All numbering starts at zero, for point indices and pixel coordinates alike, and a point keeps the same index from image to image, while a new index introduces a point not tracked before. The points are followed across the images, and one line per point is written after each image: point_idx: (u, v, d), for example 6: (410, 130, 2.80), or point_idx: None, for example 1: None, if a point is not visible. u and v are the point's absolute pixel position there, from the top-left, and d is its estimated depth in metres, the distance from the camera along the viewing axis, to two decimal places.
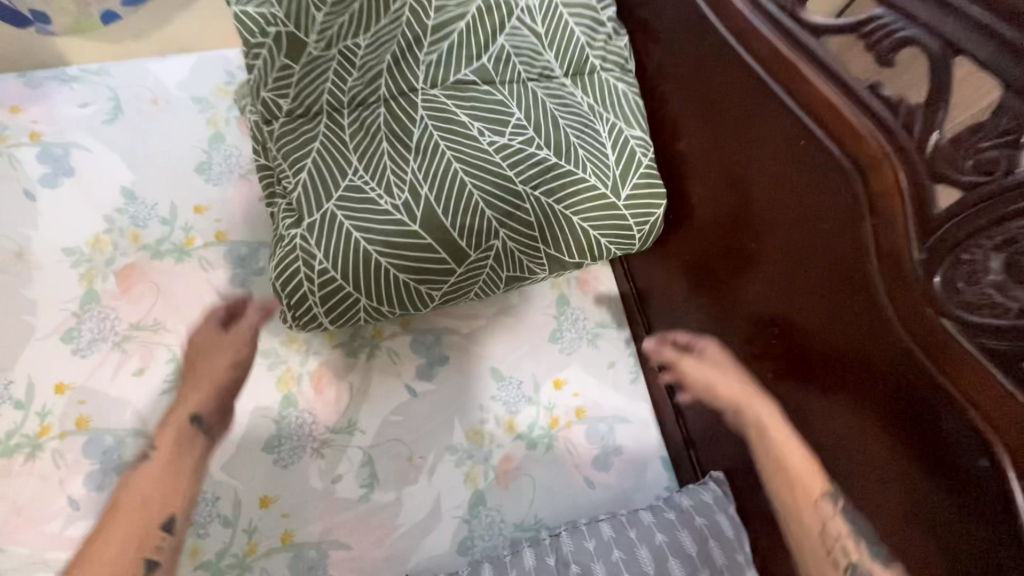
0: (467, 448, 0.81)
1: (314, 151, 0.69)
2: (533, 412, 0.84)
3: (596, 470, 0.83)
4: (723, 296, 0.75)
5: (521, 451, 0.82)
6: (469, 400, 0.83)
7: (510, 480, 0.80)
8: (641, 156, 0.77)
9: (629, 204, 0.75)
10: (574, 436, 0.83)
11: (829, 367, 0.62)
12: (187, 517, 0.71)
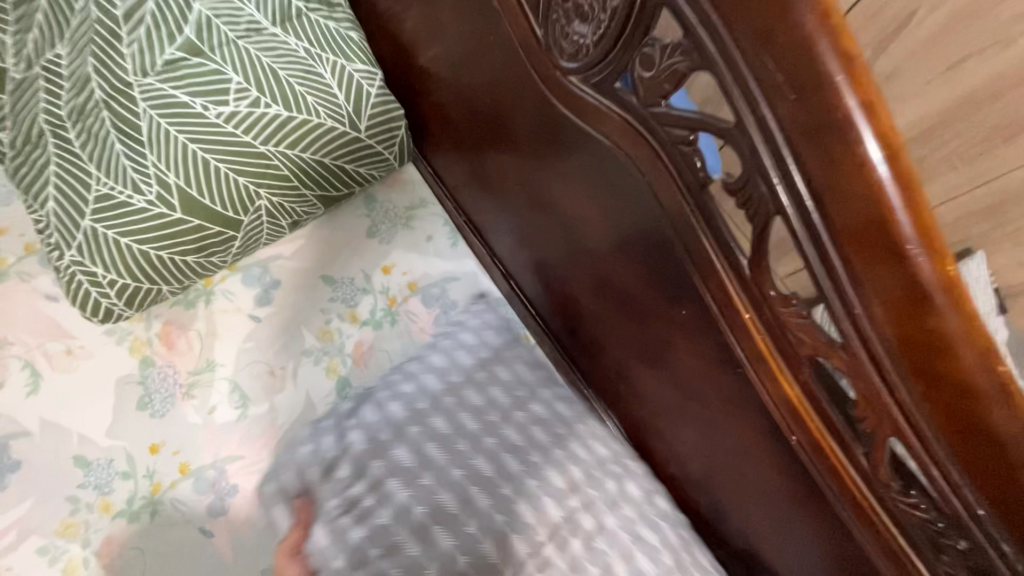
0: (321, 347, 0.90)
1: (52, 179, 0.74)
2: (371, 300, 0.93)
3: (441, 326, 0.93)
4: (469, 137, 0.83)
5: (370, 334, 0.92)
6: (310, 309, 0.92)
7: (366, 360, 0.90)
8: (369, 88, 0.85)
9: (369, 133, 0.86)
10: (413, 308, 0.94)
11: (537, 150, 0.71)
12: (89, 484, 0.81)
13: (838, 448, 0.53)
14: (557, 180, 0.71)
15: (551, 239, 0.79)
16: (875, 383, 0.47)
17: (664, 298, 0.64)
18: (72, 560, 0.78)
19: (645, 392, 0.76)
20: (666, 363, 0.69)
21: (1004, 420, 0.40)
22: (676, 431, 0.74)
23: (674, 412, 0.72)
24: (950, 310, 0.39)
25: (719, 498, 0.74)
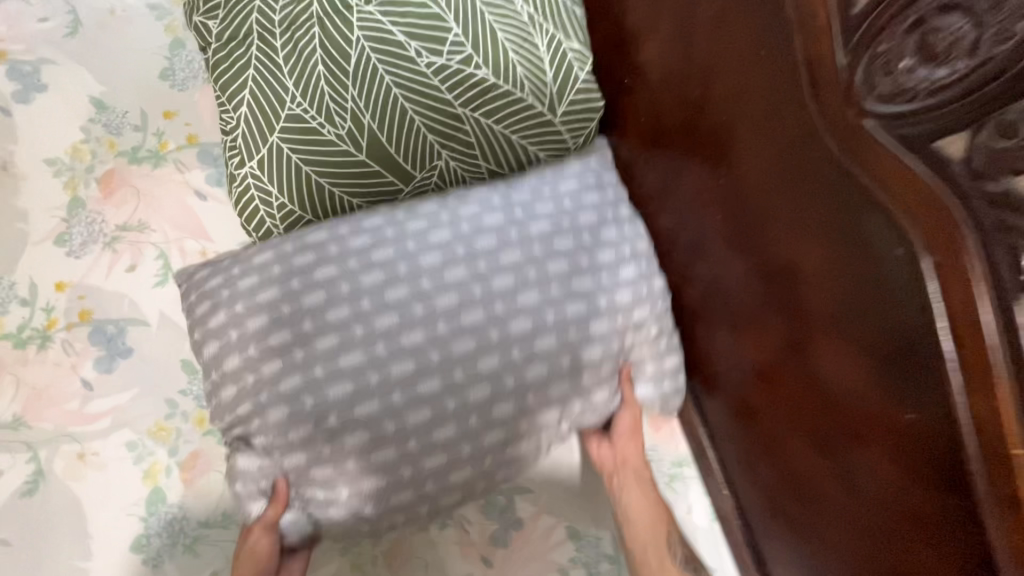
0: None
1: (249, 84, 0.70)
2: None
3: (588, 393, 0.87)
4: (671, 152, 0.76)
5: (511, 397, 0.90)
6: None
7: None
8: (578, 71, 0.78)
9: (565, 119, 0.79)
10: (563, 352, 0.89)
11: (764, 191, 0.63)
12: (190, 391, 0.79)
13: None
14: (777, 228, 0.63)
15: (736, 286, 0.71)
16: None
17: (881, 394, 0.55)
18: (155, 463, 0.75)
19: (801, 481, 0.67)
20: (850, 461, 0.60)
21: None
22: (827, 536, 0.65)
23: (834, 515, 0.64)
24: None
25: None
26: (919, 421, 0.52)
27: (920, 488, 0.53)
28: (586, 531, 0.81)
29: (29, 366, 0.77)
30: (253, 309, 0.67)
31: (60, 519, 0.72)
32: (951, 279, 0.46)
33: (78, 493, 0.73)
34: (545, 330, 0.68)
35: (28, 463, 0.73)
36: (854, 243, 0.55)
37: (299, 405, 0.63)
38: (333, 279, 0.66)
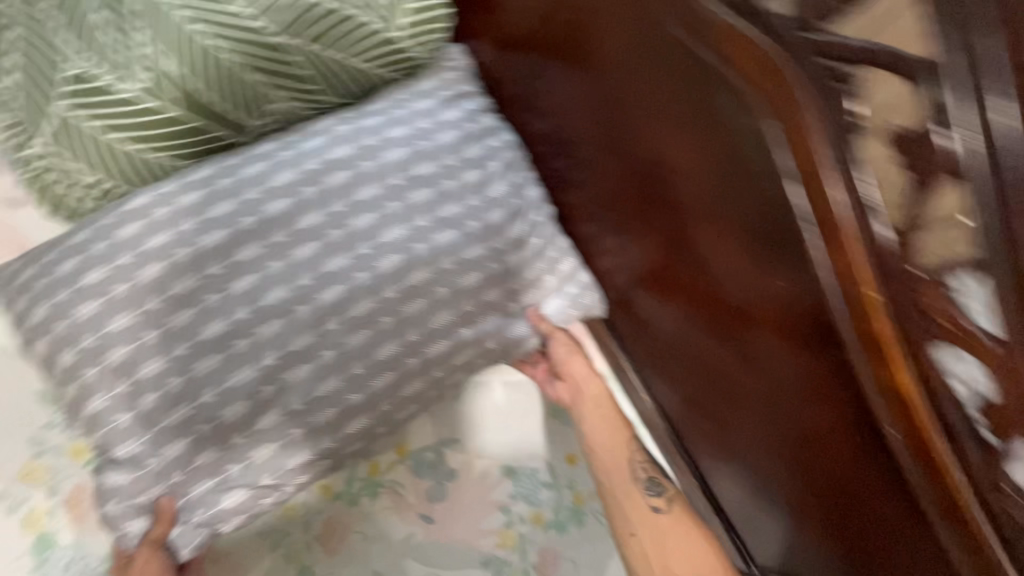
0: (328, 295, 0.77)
1: (22, 51, 0.65)
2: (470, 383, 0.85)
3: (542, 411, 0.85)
4: (540, 59, 0.72)
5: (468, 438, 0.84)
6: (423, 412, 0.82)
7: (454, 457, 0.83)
8: None
9: (408, 32, 0.74)
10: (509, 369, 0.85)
11: (626, 83, 0.61)
12: (59, 423, 0.70)
13: (961, 476, 0.45)
14: (644, 119, 0.61)
15: (618, 190, 0.70)
16: None
17: (755, 263, 0.57)
18: (36, 508, 0.67)
19: (704, 367, 0.70)
20: (739, 334, 0.62)
21: None
22: (736, 413, 0.68)
23: (738, 391, 0.66)
24: None
25: (768, 489, 0.69)
26: (790, 283, 0.54)
27: (802, 344, 0.55)
28: (521, 467, 0.81)
29: None
30: (111, 327, 0.62)
31: None
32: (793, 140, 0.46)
33: None
34: (417, 263, 0.66)
35: None
36: (709, 121, 0.54)
37: (170, 385, 0.61)
38: (196, 293, 0.62)
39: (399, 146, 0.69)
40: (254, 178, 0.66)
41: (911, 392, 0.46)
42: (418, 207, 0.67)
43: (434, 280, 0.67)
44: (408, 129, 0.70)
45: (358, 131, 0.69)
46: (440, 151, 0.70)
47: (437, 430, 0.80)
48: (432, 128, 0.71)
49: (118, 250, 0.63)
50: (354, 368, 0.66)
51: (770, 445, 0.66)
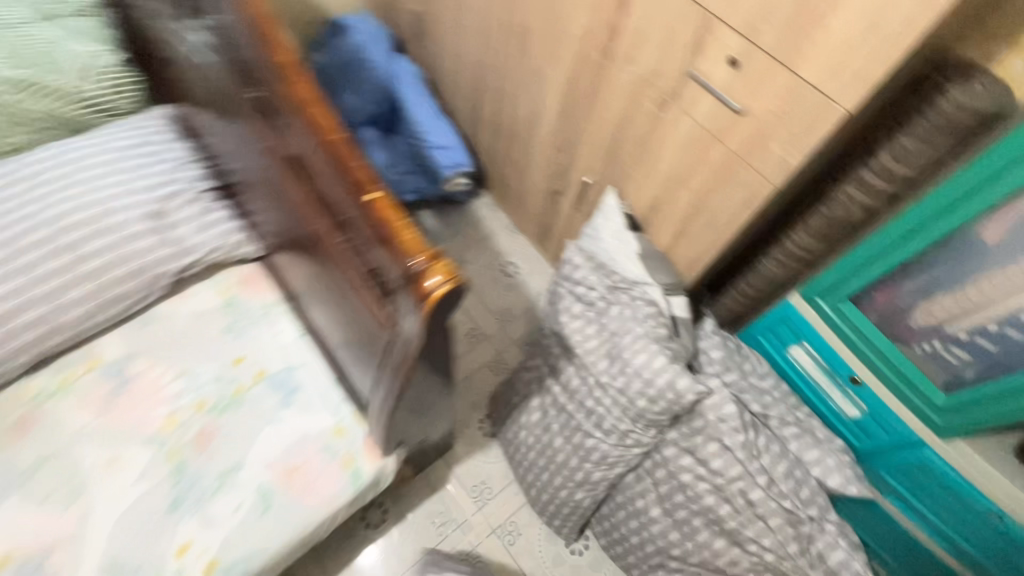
0: (161, 436, 0.97)
1: None
2: (219, 387, 1.03)
3: (282, 411, 1.02)
4: (195, 104, 1.15)
5: (212, 420, 0.99)
6: (155, 391, 1.01)
7: (206, 444, 0.97)
8: (93, 60, 1.14)
9: (106, 91, 1.16)
10: (258, 394, 1.03)
11: (210, 91, 1.01)
12: None
13: (330, 230, 0.78)
14: (223, 116, 1.02)
15: (237, 163, 1.08)
16: (315, 168, 0.73)
17: (261, 163, 0.93)
18: None
19: (299, 260, 1.03)
20: (285, 215, 0.96)
21: (367, 211, 0.65)
22: (314, 281, 1.00)
23: (306, 262, 0.99)
24: (352, 174, 0.67)
25: (343, 331, 0.98)
26: (265, 165, 0.90)
27: (289, 204, 0.90)
28: (194, 369, 1.04)
29: None
30: None
31: None
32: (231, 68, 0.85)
33: None
34: (103, 233, 1.02)
35: None
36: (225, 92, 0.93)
37: None
38: None
39: (91, 158, 1.09)
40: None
41: (297, 187, 0.81)
42: (96, 187, 1.05)
43: (118, 238, 1.03)
44: (100, 145, 1.12)
45: (61, 156, 1.08)
46: (125, 159, 1.10)
47: (125, 345, 1.04)
48: (134, 144, 1.13)
49: None
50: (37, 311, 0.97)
51: (325, 289, 0.97)
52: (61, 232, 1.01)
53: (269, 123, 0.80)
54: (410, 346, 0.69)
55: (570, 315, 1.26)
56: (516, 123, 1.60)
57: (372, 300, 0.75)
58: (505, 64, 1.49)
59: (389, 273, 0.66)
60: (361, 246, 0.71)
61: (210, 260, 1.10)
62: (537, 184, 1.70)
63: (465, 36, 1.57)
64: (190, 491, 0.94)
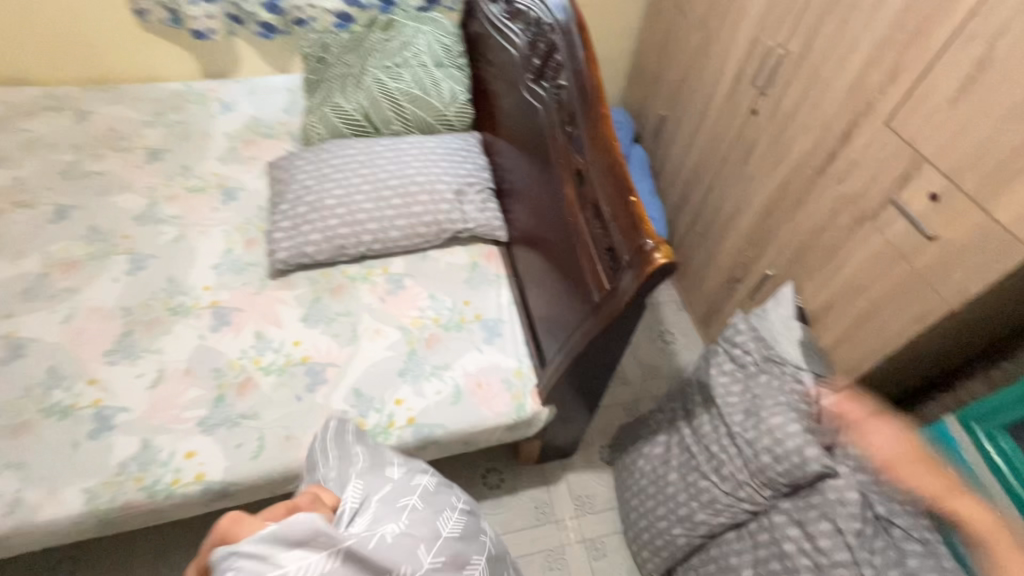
0: (409, 328, 1.39)
1: (316, 99, 1.74)
2: (451, 314, 1.43)
3: (485, 345, 1.38)
4: (502, 133, 1.67)
5: (441, 332, 1.39)
6: (412, 300, 1.45)
7: (433, 345, 1.36)
8: (455, 94, 1.76)
9: (452, 114, 1.76)
10: (473, 328, 1.41)
11: (524, 124, 1.50)
12: (258, 216, 1.58)
13: (585, 221, 1.14)
14: (526, 140, 1.49)
15: (519, 173, 1.54)
16: (594, 175, 1.09)
17: (546, 173, 1.35)
18: (233, 240, 1.52)
19: (538, 247, 1.41)
20: (545, 212, 1.36)
21: (625, 206, 0.99)
22: (546, 262, 1.37)
23: (546, 246, 1.37)
24: (622, 182, 1.02)
25: (554, 301, 1.32)
26: (551, 174, 1.31)
27: (555, 202, 1.29)
28: (440, 296, 1.46)
29: (182, 200, 1.60)
30: (304, 177, 1.53)
31: (183, 255, 1.47)
32: (555, 111, 1.30)
33: (195, 249, 1.49)
34: (427, 189, 1.52)
35: (176, 231, 1.52)
36: (539, 125, 1.39)
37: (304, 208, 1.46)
38: (336, 176, 1.51)
39: (434, 145, 1.63)
40: (368, 147, 1.59)
41: (572, 189, 1.19)
42: (431, 162, 1.57)
43: (433, 195, 1.52)
44: (440, 139, 1.66)
45: (417, 139, 1.64)
46: (451, 152, 1.63)
47: (406, 265, 1.52)
48: (459, 145, 1.66)
49: (319, 153, 1.59)
50: (369, 225, 1.46)
51: (553, 267, 1.33)
52: (401, 181, 1.52)
53: (570, 146, 1.21)
54: (620, 302, 0.99)
55: (720, 370, 1.44)
56: (718, 213, 1.89)
57: (600, 271, 1.07)
58: (726, 166, 1.81)
59: (624, 248, 0.98)
60: (608, 231, 1.04)
61: (475, 232, 1.56)
62: (719, 269, 1.94)
63: (699, 139, 1.94)
64: (415, 367, 1.32)
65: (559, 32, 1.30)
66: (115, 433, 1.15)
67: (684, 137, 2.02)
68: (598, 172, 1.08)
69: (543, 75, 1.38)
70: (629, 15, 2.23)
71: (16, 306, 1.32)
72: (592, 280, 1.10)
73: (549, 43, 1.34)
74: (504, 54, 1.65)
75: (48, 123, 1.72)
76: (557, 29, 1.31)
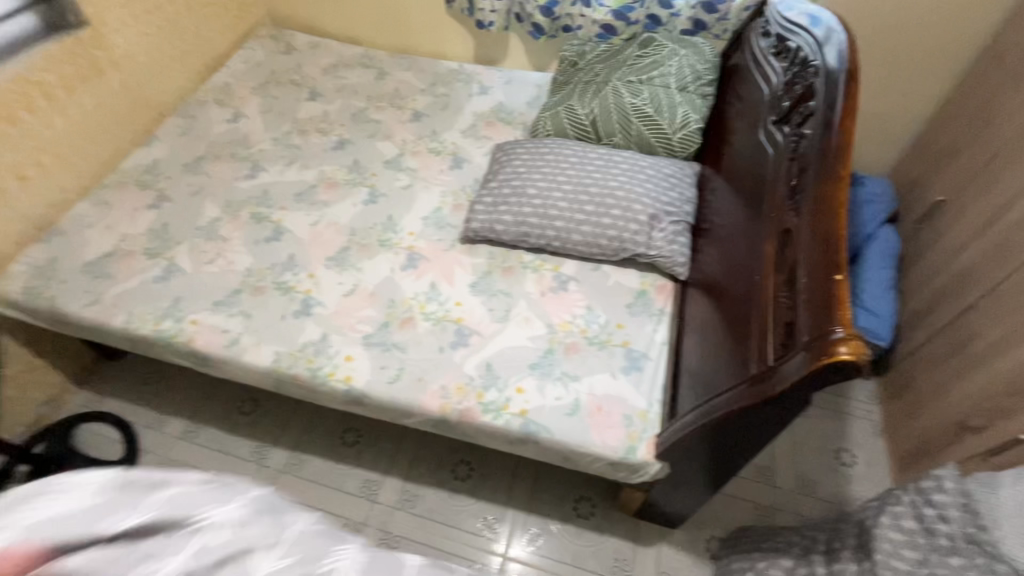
0: (555, 328, 1.41)
1: (556, 98, 1.86)
2: (600, 330, 1.41)
3: (621, 373, 1.33)
4: (723, 171, 1.56)
5: (584, 343, 1.38)
6: (569, 304, 1.47)
7: (571, 353, 1.36)
8: (688, 122, 1.69)
9: (678, 140, 1.69)
10: (616, 352, 1.37)
11: (748, 169, 1.38)
12: (471, 187, 1.78)
13: (774, 286, 1.00)
14: (745, 185, 1.37)
15: (725, 217, 1.42)
16: (803, 239, 0.95)
17: (752, 225, 1.22)
18: (445, 200, 1.74)
19: (715, 298, 1.29)
20: (736, 265, 1.24)
21: (828, 281, 0.83)
22: (717, 315, 1.24)
23: (724, 299, 1.24)
24: (834, 253, 0.86)
25: (710, 360, 1.19)
26: (757, 225, 1.18)
27: (751, 256, 1.16)
28: (596, 310, 1.45)
29: (423, 157, 1.88)
30: (517, 164, 1.65)
31: (406, 200, 1.74)
32: (786, 161, 1.16)
33: (416, 198, 1.74)
34: (622, 205, 1.51)
35: (409, 180, 1.80)
36: (763, 173, 1.26)
37: (507, 192, 1.59)
38: (544, 171, 1.60)
39: (648, 165, 1.61)
40: (583, 151, 1.65)
41: (773, 248, 1.05)
42: (638, 181, 1.55)
43: (628, 212, 1.49)
44: (655, 161, 1.63)
45: (633, 156, 1.64)
46: (662, 176, 1.58)
47: (577, 270, 1.54)
48: (674, 172, 1.61)
49: (540, 146, 1.70)
50: (556, 223, 1.52)
51: (722, 325, 1.20)
52: (602, 191, 1.53)
53: (788, 201, 1.07)
54: (778, 385, 0.85)
55: (894, 524, 1.13)
56: (974, 339, 1.47)
57: (770, 343, 0.94)
58: (1009, 284, 1.39)
59: (807, 326, 0.83)
60: (795, 303, 0.90)
61: (655, 261, 1.49)
62: (950, 406, 1.51)
63: (981, 242, 1.53)
64: (546, 365, 1.34)
65: (825, 77, 1.16)
66: (310, 319, 1.44)
67: (961, 234, 1.62)
68: (810, 236, 0.93)
69: (789, 119, 1.25)
70: (934, 77, 1.88)
71: (289, 203, 1.73)
72: (756, 350, 0.96)
73: (809, 87, 1.20)
74: (758, 91, 1.53)
75: (358, 75, 2.20)
76: (825, 74, 1.16)
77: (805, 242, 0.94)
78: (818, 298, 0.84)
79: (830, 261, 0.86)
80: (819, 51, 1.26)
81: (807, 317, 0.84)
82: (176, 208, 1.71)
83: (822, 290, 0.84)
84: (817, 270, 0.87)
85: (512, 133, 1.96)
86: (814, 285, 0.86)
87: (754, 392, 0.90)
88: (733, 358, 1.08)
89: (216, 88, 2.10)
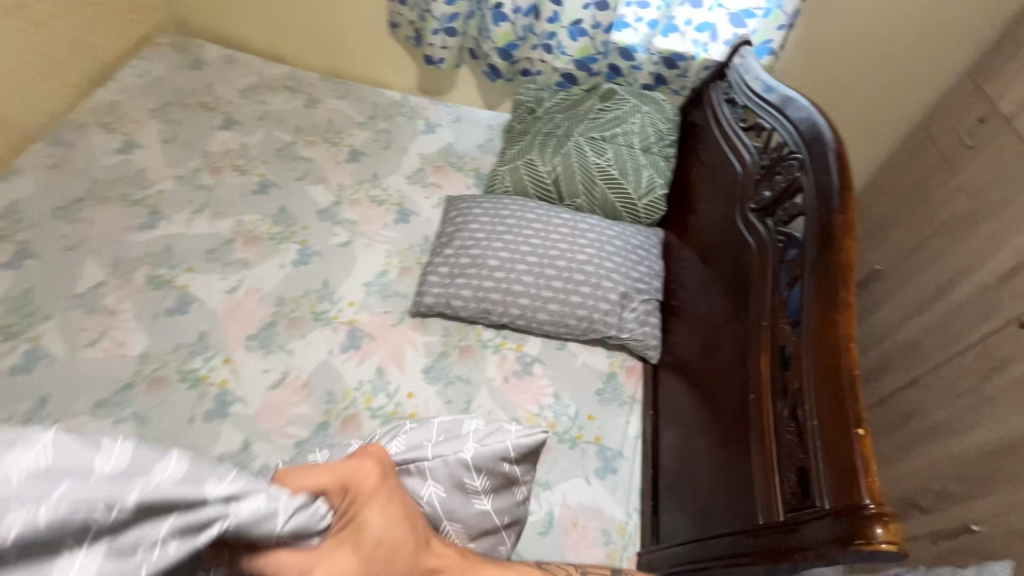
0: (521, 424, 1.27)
1: (512, 149, 1.71)
2: (570, 424, 1.29)
3: (595, 476, 1.21)
4: (690, 243, 1.50)
5: (553, 441, 1.25)
6: (535, 392, 1.33)
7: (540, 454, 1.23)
8: (653, 187, 1.62)
9: (643, 205, 1.61)
10: (587, 452, 1.25)
11: (722, 252, 1.31)
12: (420, 246, 1.58)
13: (774, 414, 0.93)
14: (719, 269, 1.30)
15: (697, 299, 1.35)
16: (806, 369, 0.88)
17: (734, 322, 1.15)
18: (391, 262, 1.53)
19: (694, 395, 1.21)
20: (717, 363, 1.17)
21: (846, 435, 0.76)
22: (698, 417, 1.17)
23: (705, 399, 1.16)
24: (848, 399, 0.79)
25: (695, 470, 1.11)
26: (742, 327, 1.12)
27: (737, 362, 1.09)
28: (564, 399, 1.32)
29: (362, 207, 1.65)
30: (473, 227, 1.49)
31: (345, 261, 1.51)
32: (772, 261, 1.09)
33: (356, 259, 1.52)
34: (590, 282, 1.39)
35: (347, 236, 1.57)
36: (743, 264, 1.20)
37: (463, 261, 1.42)
38: (504, 238, 1.45)
39: (614, 234, 1.50)
40: (545, 215, 1.51)
41: (767, 364, 0.98)
42: (605, 253, 1.45)
43: (597, 290, 1.38)
44: (621, 229, 1.53)
45: (598, 222, 1.53)
46: (629, 247, 1.49)
47: (541, 350, 1.41)
48: (640, 243, 1.52)
49: (498, 206, 1.54)
50: (519, 299, 1.37)
51: (708, 432, 1.12)
52: (568, 264, 1.41)
53: (781, 313, 1.01)
54: (798, 550, 0.77)
55: None
56: (919, 416, 1.52)
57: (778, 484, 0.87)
58: (952, 365, 1.45)
59: (828, 486, 0.76)
60: (806, 448, 0.83)
61: (624, 342, 1.39)
62: (896, 479, 1.55)
63: (922, 318, 1.59)
64: None
65: (807, 171, 1.10)
66: (227, 421, 1.18)
67: (902, 306, 1.68)
68: (815, 369, 0.86)
69: (769, 208, 1.19)
70: (869, 147, 1.96)
71: (198, 263, 1.44)
72: (761, 488, 0.89)
73: (788, 179, 1.15)
74: (723, 160, 1.47)
75: (284, 101, 1.91)
76: (806, 167, 1.11)
77: (810, 374, 0.87)
78: (837, 454, 0.76)
79: (842, 406, 0.79)
80: (794, 135, 1.21)
81: (824, 473, 0.77)
82: (44, 268, 1.36)
83: (840, 446, 0.76)
84: (829, 416, 0.80)
85: (463, 181, 1.78)
86: (829, 434, 0.79)
87: (766, 546, 0.83)
88: (728, 480, 1.00)
89: (102, 108, 1.73)
